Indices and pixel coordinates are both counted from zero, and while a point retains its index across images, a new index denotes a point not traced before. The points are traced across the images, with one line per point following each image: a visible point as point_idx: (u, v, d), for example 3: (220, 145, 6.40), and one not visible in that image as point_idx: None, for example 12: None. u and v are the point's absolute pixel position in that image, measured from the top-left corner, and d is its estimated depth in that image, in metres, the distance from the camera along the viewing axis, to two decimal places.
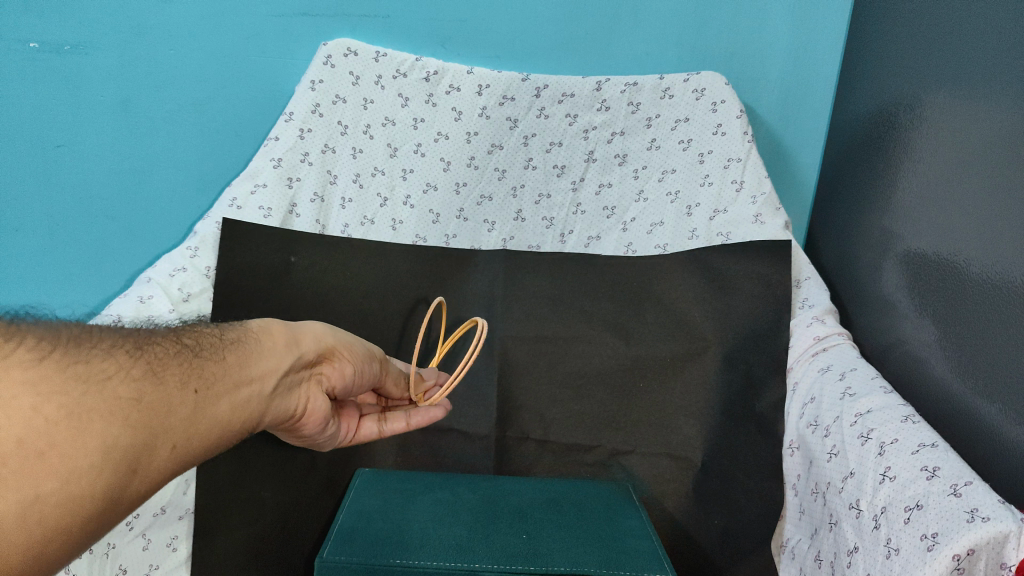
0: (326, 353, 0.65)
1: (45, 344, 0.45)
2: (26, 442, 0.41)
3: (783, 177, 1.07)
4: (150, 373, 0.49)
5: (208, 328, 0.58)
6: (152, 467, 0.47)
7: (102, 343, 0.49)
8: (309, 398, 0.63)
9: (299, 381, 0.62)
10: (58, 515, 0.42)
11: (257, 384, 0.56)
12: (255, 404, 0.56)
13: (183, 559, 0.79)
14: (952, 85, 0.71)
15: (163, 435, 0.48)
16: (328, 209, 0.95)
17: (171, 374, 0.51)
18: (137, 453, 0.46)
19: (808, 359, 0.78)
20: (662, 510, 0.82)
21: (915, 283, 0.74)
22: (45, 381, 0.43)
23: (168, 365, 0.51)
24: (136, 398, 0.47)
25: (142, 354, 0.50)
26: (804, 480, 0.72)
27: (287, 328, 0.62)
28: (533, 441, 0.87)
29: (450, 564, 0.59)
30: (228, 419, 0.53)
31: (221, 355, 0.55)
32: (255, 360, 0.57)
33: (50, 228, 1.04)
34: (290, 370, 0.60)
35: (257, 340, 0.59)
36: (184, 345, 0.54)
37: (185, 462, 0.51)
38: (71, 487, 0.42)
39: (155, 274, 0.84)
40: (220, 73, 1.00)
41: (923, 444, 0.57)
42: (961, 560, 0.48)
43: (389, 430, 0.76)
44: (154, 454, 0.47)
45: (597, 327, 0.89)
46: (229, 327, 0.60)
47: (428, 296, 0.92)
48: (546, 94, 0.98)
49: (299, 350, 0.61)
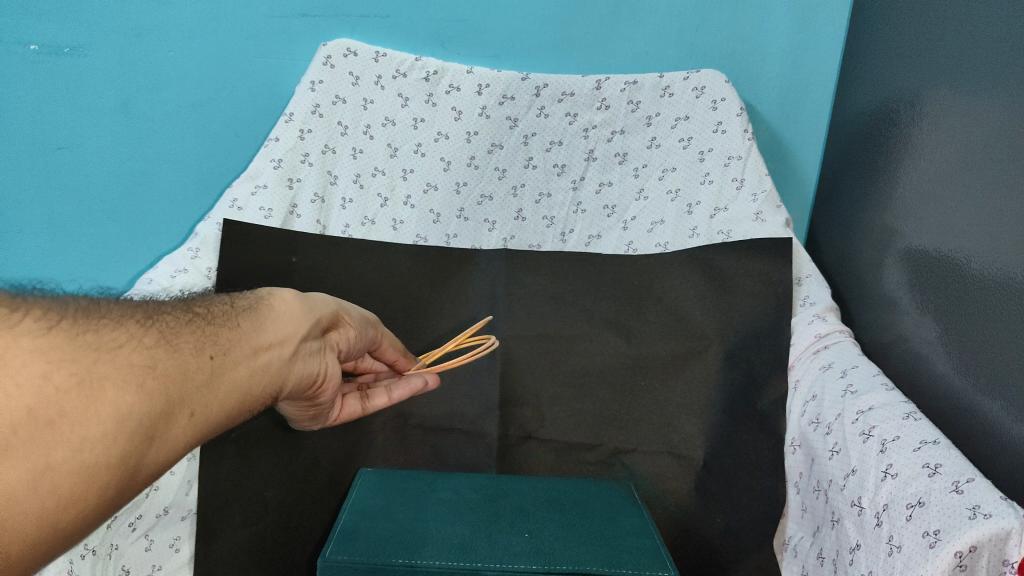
0: (335, 318, 0.66)
1: (52, 315, 0.45)
2: (37, 411, 0.40)
3: (783, 175, 1.07)
4: (163, 341, 0.50)
5: (219, 298, 0.59)
6: (169, 436, 0.48)
7: (111, 313, 0.49)
8: (327, 363, 0.64)
9: (318, 346, 0.63)
10: (71, 484, 0.41)
11: (276, 349, 0.57)
12: (275, 369, 0.57)
13: (185, 559, 0.79)
14: (951, 83, 0.71)
15: (181, 402, 0.49)
16: (328, 209, 0.96)
17: (185, 343, 0.51)
18: (154, 420, 0.46)
19: (809, 356, 0.78)
20: (664, 509, 0.82)
21: (917, 280, 0.74)
22: (54, 350, 0.43)
23: (181, 333, 0.52)
24: (150, 364, 0.47)
25: (153, 323, 0.51)
26: (806, 478, 0.72)
27: (300, 297, 0.62)
28: (536, 441, 0.86)
29: (453, 563, 0.59)
30: (246, 386, 0.55)
31: (234, 322, 0.56)
32: (271, 326, 0.58)
33: (51, 228, 1.04)
34: (308, 335, 0.61)
35: (271, 307, 0.60)
36: (197, 314, 0.55)
37: (204, 431, 0.51)
38: (83, 455, 0.42)
39: (156, 276, 0.84)
40: (220, 76, 1.01)
41: (925, 441, 0.57)
42: (963, 556, 0.48)
43: (372, 407, 0.74)
44: (173, 422, 0.48)
45: (597, 325, 0.89)
46: (240, 295, 0.61)
47: (429, 295, 0.93)
48: (546, 93, 0.98)
49: (314, 316, 0.62)
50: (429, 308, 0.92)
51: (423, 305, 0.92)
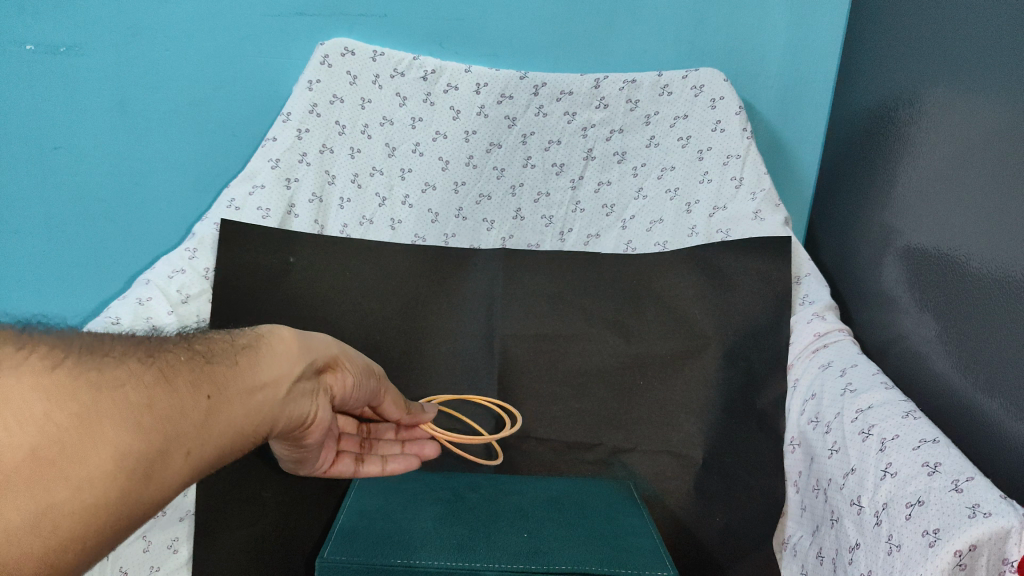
0: (333, 362, 0.65)
1: (57, 353, 0.45)
2: (39, 453, 0.40)
3: (781, 175, 1.07)
4: (162, 379, 0.49)
5: (220, 334, 0.58)
6: (165, 474, 0.47)
7: (115, 350, 0.48)
8: (319, 406, 0.63)
9: (312, 387, 0.62)
10: (71, 524, 0.41)
11: (271, 387, 0.56)
12: (268, 408, 0.56)
13: (184, 560, 0.79)
14: (950, 80, 0.71)
15: (176, 439, 0.47)
16: (326, 208, 0.95)
17: (183, 380, 0.50)
18: (150, 459, 0.45)
19: (809, 355, 0.77)
20: (663, 508, 0.81)
21: (915, 278, 0.74)
22: (57, 389, 0.43)
23: (180, 371, 0.50)
24: (148, 403, 0.46)
25: (153, 361, 0.50)
26: (805, 477, 0.72)
27: (299, 336, 0.62)
28: (534, 440, 0.86)
29: (452, 563, 0.59)
30: (239, 424, 0.53)
31: (233, 359, 0.55)
32: (268, 365, 0.57)
33: (48, 230, 1.04)
34: (301, 377, 0.60)
35: (270, 345, 0.59)
36: (197, 351, 0.54)
37: (196, 471, 0.50)
38: (83, 495, 0.42)
39: (153, 276, 0.83)
40: (217, 73, 1.00)
41: (924, 440, 0.56)
42: (963, 555, 0.47)
43: (363, 472, 0.74)
44: (168, 460, 0.47)
45: (596, 325, 0.89)
46: (240, 333, 0.60)
47: (428, 297, 0.92)
48: (544, 92, 0.97)
49: (310, 356, 0.62)
50: (427, 308, 0.92)
51: (422, 304, 0.92)
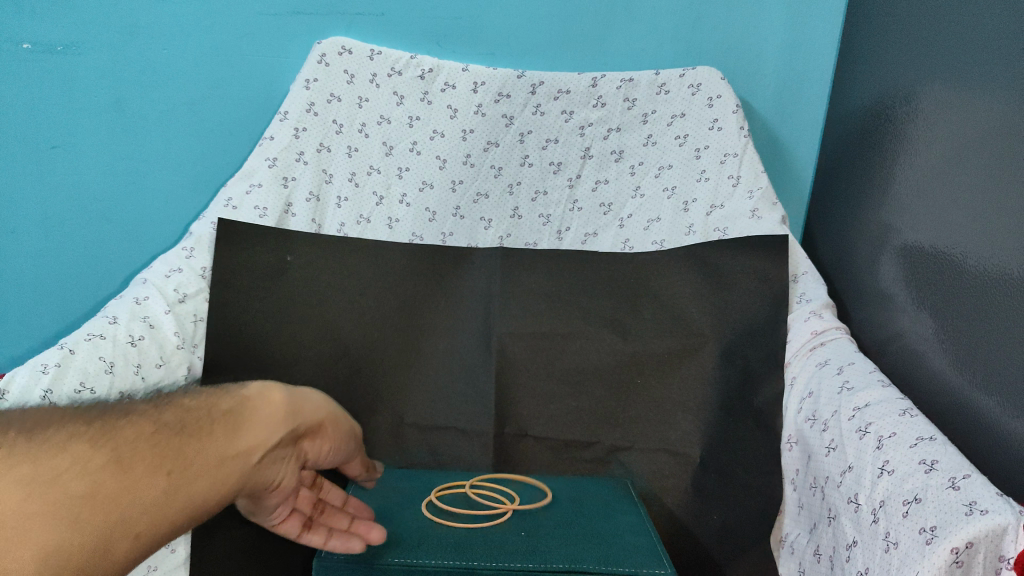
0: (315, 427, 0.64)
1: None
2: None
3: (778, 174, 1.07)
4: (114, 460, 0.45)
5: (197, 400, 0.55)
6: (108, 565, 0.42)
7: (65, 428, 0.45)
8: (288, 474, 0.60)
9: (285, 454, 0.59)
10: None
11: (239, 460, 0.53)
12: (233, 482, 0.52)
13: (182, 559, 0.78)
14: (947, 77, 0.71)
15: (120, 526, 0.43)
16: (323, 207, 0.95)
17: (140, 459, 0.46)
18: (91, 552, 0.41)
19: (805, 353, 0.77)
20: (660, 505, 0.83)
21: (912, 276, 0.74)
22: None
23: (139, 448, 0.47)
24: (92, 491, 0.42)
25: (110, 439, 0.46)
26: (802, 475, 0.71)
27: (286, 400, 0.60)
28: (532, 439, 0.87)
29: (448, 562, 0.59)
30: (199, 505, 0.49)
31: (204, 431, 0.52)
32: (242, 435, 0.54)
33: (46, 228, 1.04)
34: (276, 446, 0.57)
35: (251, 413, 0.56)
36: (165, 422, 0.50)
37: (142, 558, 0.45)
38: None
39: (150, 276, 0.81)
40: (214, 71, 1.00)
41: (921, 437, 0.56)
42: (959, 552, 0.47)
43: (307, 540, 0.62)
44: (112, 551, 0.43)
45: (594, 324, 0.89)
46: (222, 396, 0.57)
47: (426, 296, 0.92)
48: (541, 91, 0.97)
49: (293, 424, 0.59)
50: (425, 307, 0.92)
51: (420, 303, 0.92)
